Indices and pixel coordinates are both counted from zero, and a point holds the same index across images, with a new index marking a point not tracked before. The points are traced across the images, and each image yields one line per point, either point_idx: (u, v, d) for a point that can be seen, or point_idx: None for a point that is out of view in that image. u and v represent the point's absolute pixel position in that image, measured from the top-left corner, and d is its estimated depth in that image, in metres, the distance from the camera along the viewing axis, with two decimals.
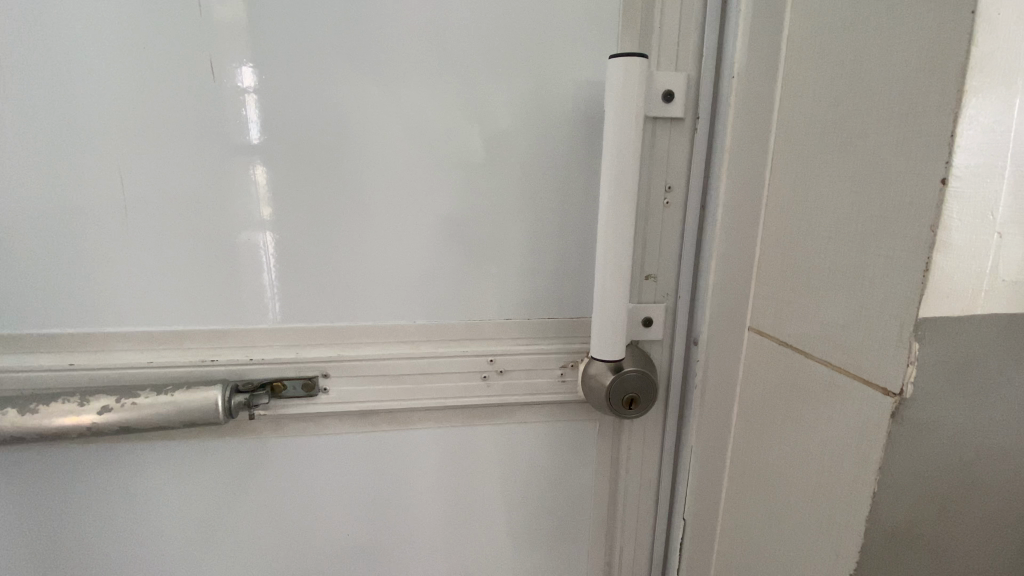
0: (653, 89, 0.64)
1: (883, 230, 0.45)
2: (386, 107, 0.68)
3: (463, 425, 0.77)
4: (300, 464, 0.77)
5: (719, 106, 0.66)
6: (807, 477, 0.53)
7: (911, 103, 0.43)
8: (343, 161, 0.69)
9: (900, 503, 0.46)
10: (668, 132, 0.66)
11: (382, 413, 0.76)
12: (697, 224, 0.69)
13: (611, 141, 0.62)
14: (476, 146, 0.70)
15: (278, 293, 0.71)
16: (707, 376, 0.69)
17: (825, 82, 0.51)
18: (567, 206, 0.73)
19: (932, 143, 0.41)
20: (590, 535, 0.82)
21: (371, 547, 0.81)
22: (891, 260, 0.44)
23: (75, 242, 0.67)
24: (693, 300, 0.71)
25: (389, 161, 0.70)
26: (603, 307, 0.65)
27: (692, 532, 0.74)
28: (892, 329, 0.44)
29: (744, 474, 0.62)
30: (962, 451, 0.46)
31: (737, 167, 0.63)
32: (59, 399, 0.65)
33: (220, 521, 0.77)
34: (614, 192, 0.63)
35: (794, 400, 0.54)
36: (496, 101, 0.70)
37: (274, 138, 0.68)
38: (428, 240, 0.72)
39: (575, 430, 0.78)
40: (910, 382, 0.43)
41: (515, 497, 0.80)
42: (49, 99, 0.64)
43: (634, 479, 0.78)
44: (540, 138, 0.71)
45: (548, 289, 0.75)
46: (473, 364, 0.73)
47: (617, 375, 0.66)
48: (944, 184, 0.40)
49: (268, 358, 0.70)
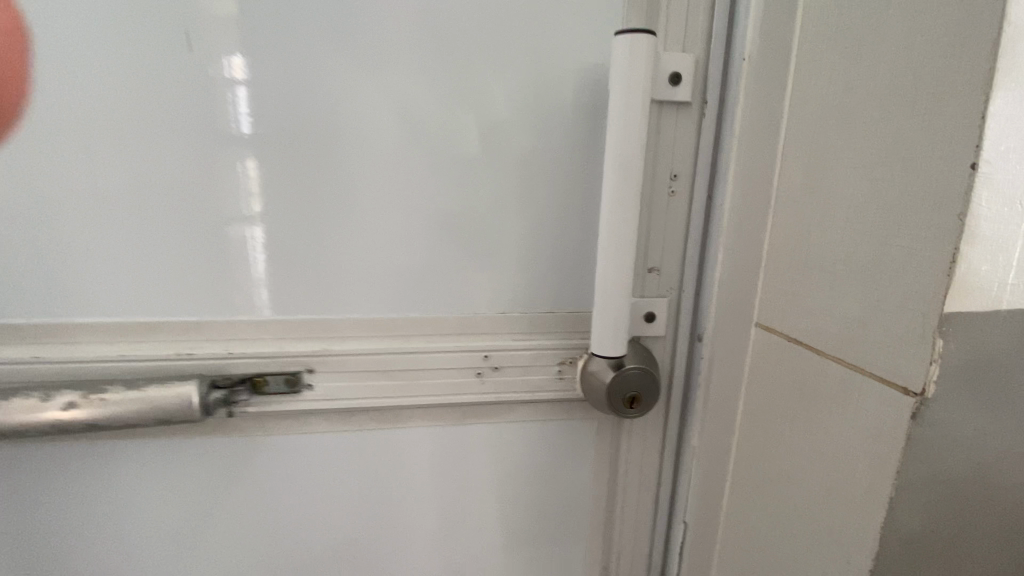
0: (660, 71, 0.61)
1: (905, 219, 0.42)
2: (375, 89, 0.64)
3: (456, 424, 0.74)
4: (283, 464, 0.73)
5: (727, 90, 0.63)
6: (815, 479, 0.50)
7: (938, 83, 0.40)
8: (328, 147, 0.65)
9: (918, 508, 0.43)
10: (675, 118, 0.63)
11: (371, 411, 0.72)
12: (703, 215, 0.66)
13: (615, 125, 0.59)
14: (472, 131, 0.67)
15: (259, 283, 0.67)
16: (710, 374, 0.66)
17: (842, 62, 0.48)
18: (568, 194, 0.70)
19: (960, 125, 0.38)
20: (587, 538, 0.79)
21: (358, 551, 0.78)
22: (913, 251, 0.41)
23: (36, 227, 0.62)
24: (697, 295, 0.68)
25: (378, 148, 0.66)
26: (604, 301, 0.62)
27: (692, 535, 0.71)
28: (914, 325, 0.41)
29: (749, 476, 0.60)
30: (984, 454, 0.43)
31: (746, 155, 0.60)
32: (19, 394, 0.61)
33: (197, 523, 0.73)
34: (617, 180, 0.60)
35: (805, 399, 0.52)
36: (494, 81, 0.66)
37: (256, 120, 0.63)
38: (420, 232, 0.68)
39: (573, 429, 0.74)
40: (932, 380, 0.40)
41: (510, 498, 0.77)
42: (6, 68, 0.58)
43: (634, 480, 0.75)
44: (540, 122, 0.68)
45: (546, 281, 0.72)
46: (467, 360, 0.70)
47: (618, 373, 0.62)
48: (973, 170, 0.38)
49: (248, 352, 0.66)
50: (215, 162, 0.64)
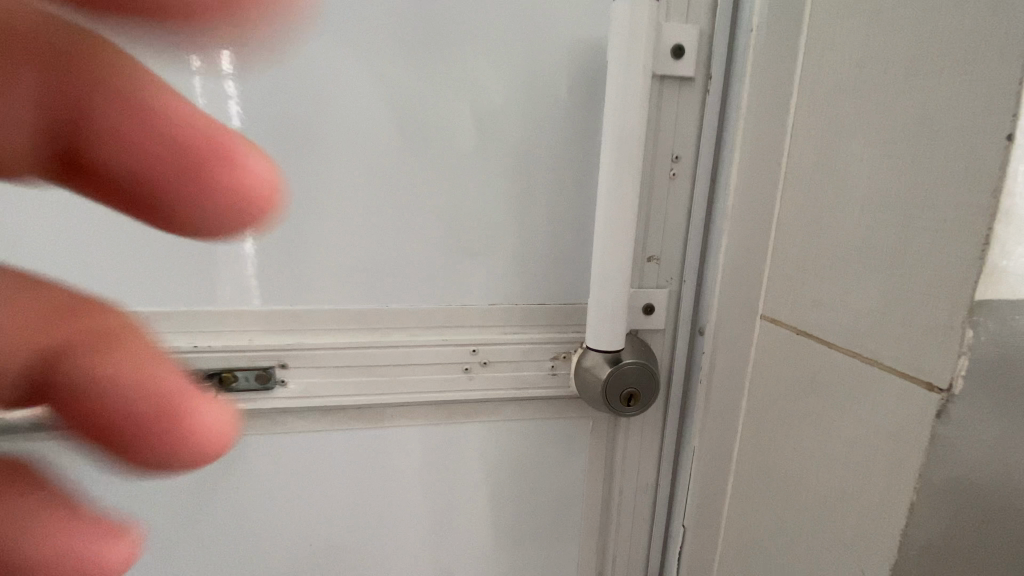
0: (661, 44, 0.56)
1: (931, 198, 0.38)
2: (353, 58, 0.59)
3: (442, 423, 0.69)
4: (254, 466, 0.68)
5: (733, 65, 0.58)
6: (827, 480, 0.47)
7: (970, 45, 0.36)
8: (300, 123, 0.59)
9: (941, 516, 0.40)
10: (677, 95, 0.58)
11: (350, 409, 0.67)
12: (706, 200, 0.62)
13: (612, 100, 0.54)
14: (460, 107, 0.62)
15: (226, 271, 0.62)
16: (713, 370, 0.62)
17: (861, 28, 0.44)
18: (562, 178, 0.66)
19: (996, 91, 0.34)
20: (580, 543, 0.75)
21: (339, 557, 0.73)
22: (940, 233, 0.38)
23: None
24: (698, 285, 0.64)
25: (356, 126, 0.60)
26: (601, 292, 0.58)
27: (691, 539, 0.68)
28: (940, 314, 0.38)
29: (753, 478, 0.56)
30: (1013, 456, 0.39)
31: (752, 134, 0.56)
32: None
33: (162, 530, 0.68)
34: (615, 161, 0.55)
35: (815, 396, 0.48)
36: (483, 53, 0.61)
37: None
38: (402, 217, 0.63)
39: (566, 428, 0.70)
40: (960, 375, 0.37)
41: (501, 501, 0.73)
42: None
43: (630, 481, 0.71)
44: (533, 99, 0.63)
45: (538, 271, 0.67)
46: (454, 354, 0.65)
47: (615, 368, 0.58)
48: (1011, 140, 0.34)
49: (214, 346, 0.61)
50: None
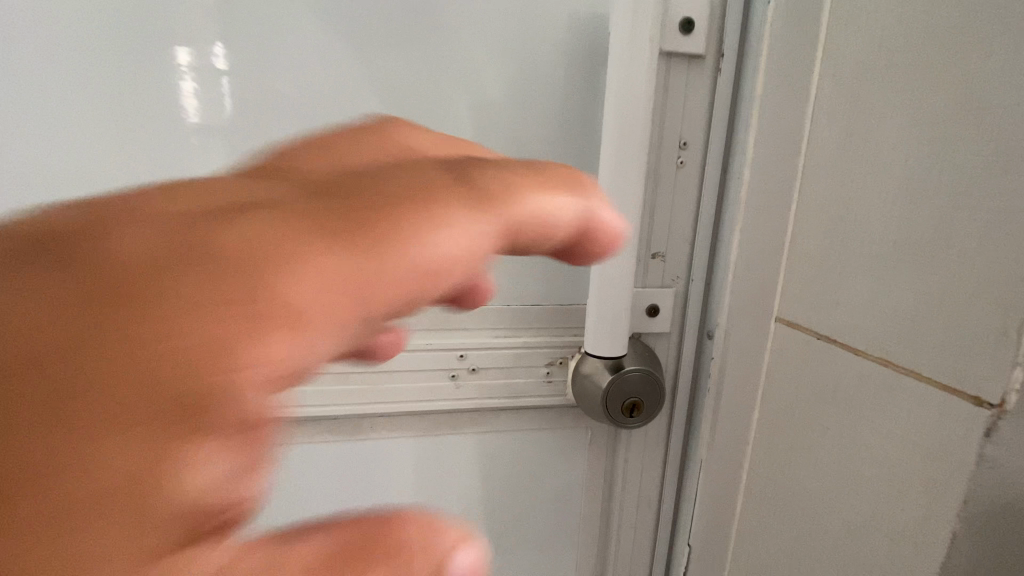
0: (668, 16, 0.51)
1: (984, 185, 0.33)
2: (324, 28, 0.52)
3: (427, 434, 0.64)
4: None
5: (746, 43, 0.53)
6: (853, 503, 0.42)
7: None
8: (267, 104, 0.53)
9: (988, 547, 0.35)
10: (685, 75, 0.53)
11: (326, 420, 0.61)
12: (715, 192, 0.57)
13: (616, 77, 0.49)
14: (447, 87, 0.56)
15: None
16: (723, 376, 0.57)
17: None
18: (560, 166, 0.60)
19: None
20: (578, 561, 0.70)
21: None
22: (994, 225, 0.33)
23: None
24: (708, 285, 0.59)
25: (331, 108, 0.54)
26: (602, 293, 0.52)
27: (697, 559, 0.63)
28: (992, 318, 0.33)
29: (767, 496, 0.51)
30: None
31: (769, 118, 0.50)
32: None
33: None
34: (618, 148, 0.50)
35: (840, 408, 0.43)
36: (471, 25, 0.54)
37: (173, 65, 0.50)
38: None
39: (563, 439, 0.65)
40: (1016, 389, 0.32)
41: (493, 517, 0.68)
42: None
43: (632, 496, 0.66)
44: (527, 78, 0.57)
45: (533, 269, 0.62)
46: (440, 359, 0.60)
47: (617, 376, 0.53)
48: None
49: None
50: (119, 119, 0.50)
